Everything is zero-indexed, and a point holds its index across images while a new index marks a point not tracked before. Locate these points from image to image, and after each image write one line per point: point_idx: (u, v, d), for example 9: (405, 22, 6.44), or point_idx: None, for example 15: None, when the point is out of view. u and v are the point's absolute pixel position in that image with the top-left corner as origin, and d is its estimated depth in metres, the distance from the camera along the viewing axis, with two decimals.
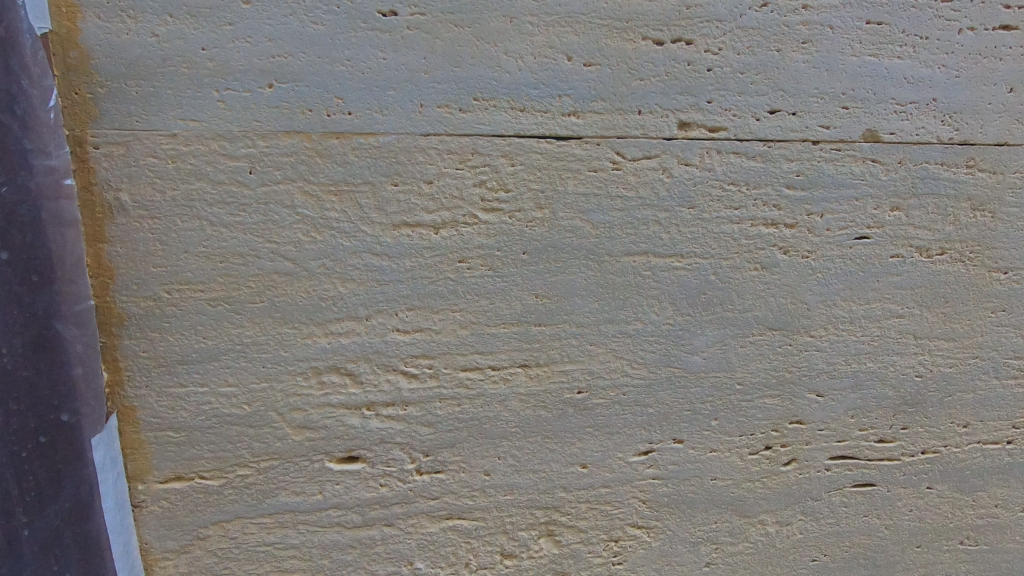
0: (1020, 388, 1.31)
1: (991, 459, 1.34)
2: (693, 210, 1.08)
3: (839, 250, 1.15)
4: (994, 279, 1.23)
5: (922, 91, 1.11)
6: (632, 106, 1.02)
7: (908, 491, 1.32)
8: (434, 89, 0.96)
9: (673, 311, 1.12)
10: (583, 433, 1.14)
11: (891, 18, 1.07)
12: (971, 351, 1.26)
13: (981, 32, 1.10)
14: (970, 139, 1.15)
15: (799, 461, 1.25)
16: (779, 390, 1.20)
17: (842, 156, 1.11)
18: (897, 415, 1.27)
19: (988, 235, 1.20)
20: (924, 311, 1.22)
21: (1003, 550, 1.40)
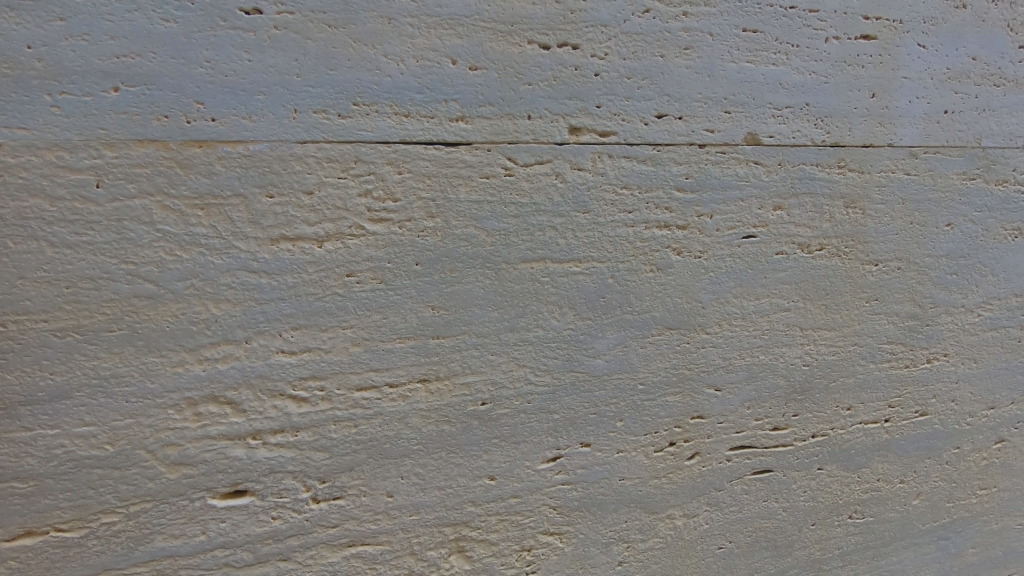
0: (893, 370, 1.42)
1: (872, 437, 1.44)
2: (588, 215, 1.08)
3: (728, 250, 1.19)
4: (866, 271, 1.32)
5: (796, 96, 1.16)
6: (521, 111, 1.00)
7: (801, 473, 1.40)
8: (308, 93, 0.90)
9: (573, 316, 1.11)
10: (489, 444, 1.12)
11: (764, 27, 1.11)
12: (850, 339, 1.35)
13: (844, 41, 1.17)
14: (839, 141, 1.22)
15: (702, 454, 1.29)
16: (679, 388, 1.23)
17: (727, 158, 1.15)
18: (789, 403, 1.34)
19: (859, 230, 1.29)
20: (808, 303, 1.29)
21: (886, 519, 1.52)
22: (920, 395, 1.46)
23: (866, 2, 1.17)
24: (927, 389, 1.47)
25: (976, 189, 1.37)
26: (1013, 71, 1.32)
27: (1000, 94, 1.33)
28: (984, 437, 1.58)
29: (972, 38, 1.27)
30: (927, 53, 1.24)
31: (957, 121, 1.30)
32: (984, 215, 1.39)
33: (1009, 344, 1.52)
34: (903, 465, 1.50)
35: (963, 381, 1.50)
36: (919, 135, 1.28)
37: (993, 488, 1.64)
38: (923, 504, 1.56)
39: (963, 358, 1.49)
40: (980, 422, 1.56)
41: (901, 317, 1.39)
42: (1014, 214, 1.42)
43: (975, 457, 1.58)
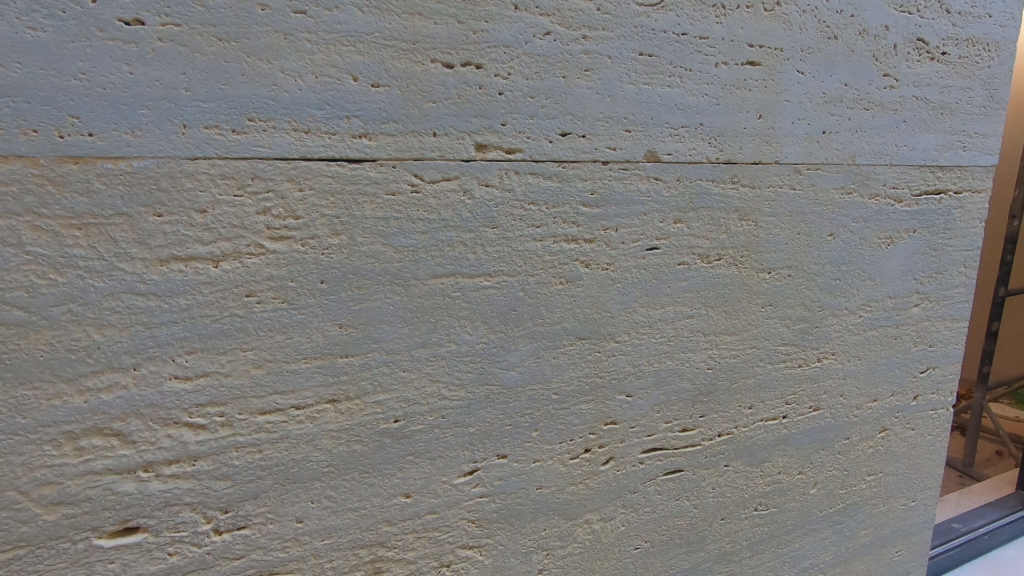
0: (788, 369, 1.53)
1: (772, 433, 1.55)
2: (497, 230, 1.10)
3: (634, 261, 1.25)
4: (760, 279, 1.43)
5: (691, 116, 1.24)
6: (426, 128, 1.01)
7: (710, 471, 1.48)
8: (199, 108, 0.86)
9: (485, 329, 1.13)
10: (404, 462, 1.11)
11: (659, 51, 1.18)
12: (749, 342, 1.45)
13: (732, 66, 1.26)
14: (731, 158, 1.31)
15: (616, 459, 1.33)
16: (592, 395, 1.27)
17: (629, 175, 1.20)
18: (695, 405, 1.41)
19: (753, 241, 1.39)
20: (709, 310, 1.37)
21: (788, 509, 1.63)
22: (813, 391, 1.59)
23: (751, 31, 1.27)
24: (819, 385, 1.59)
25: (852, 203, 1.51)
26: (880, 96, 1.47)
27: (870, 116, 1.47)
28: (870, 427, 1.73)
29: (844, 66, 1.40)
30: (805, 79, 1.36)
31: (834, 140, 1.43)
32: (861, 225, 1.54)
33: (886, 341, 1.68)
34: (801, 458, 1.62)
35: (849, 377, 1.64)
36: (802, 153, 1.40)
37: (879, 473, 1.79)
38: (820, 492, 1.68)
39: (849, 356, 1.63)
40: (866, 413, 1.71)
41: (793, 320, 1.50)
42: (885, 224, 1.58)
43: (863, 446, 1.73)
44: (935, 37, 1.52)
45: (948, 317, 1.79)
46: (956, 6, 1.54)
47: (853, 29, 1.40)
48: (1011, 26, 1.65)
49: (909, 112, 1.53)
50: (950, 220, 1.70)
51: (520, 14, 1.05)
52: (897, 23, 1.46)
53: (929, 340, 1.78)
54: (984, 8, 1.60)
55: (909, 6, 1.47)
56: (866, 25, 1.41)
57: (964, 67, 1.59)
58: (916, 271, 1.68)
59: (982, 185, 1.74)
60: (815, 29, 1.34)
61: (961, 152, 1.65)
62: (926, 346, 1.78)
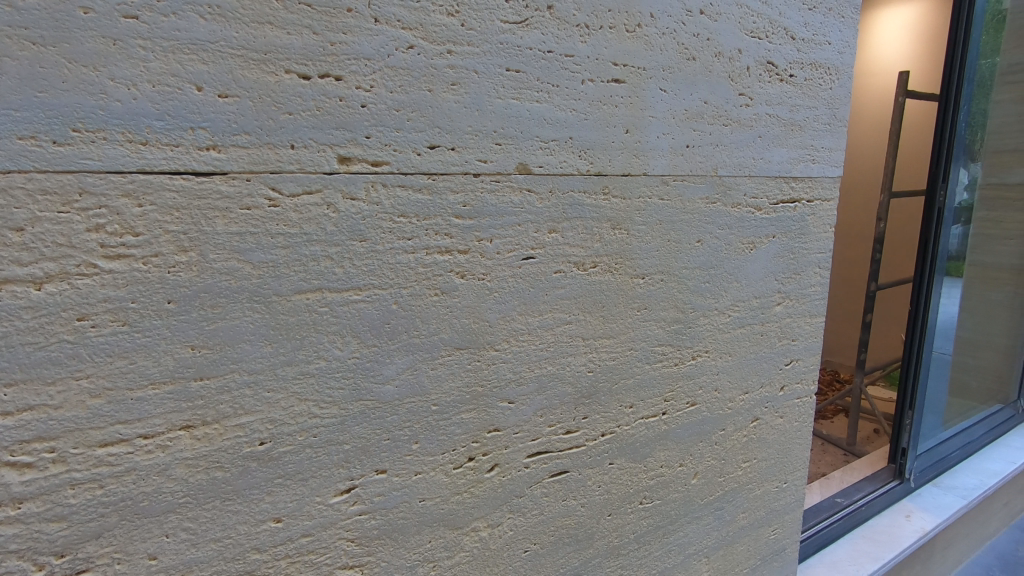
0: (665, 368, 1.63)
1: (652, 429, 1.64)
2: (365, 243, 1.09)
3: (510, 271, 1.29)
4: (635, 284, 1.51)
5: (560, 131, 1.29)
6: (282, 140, 0.98)
7: (594, 470, 1.54)
8: (11, 118, 0.79)
9: (357, 344, 1.11)
10: (273, 486, 1.07)
11: (526, 67, 1.22)
12: (626, 344, 1.53)
13: (598, 83, 1.33)
14: (602, 170, 1.38)
15: (500, 466, 1.36)
16: (473, 404, 1.29)
17: (501, 187, 1.24)
18: (577, 408, 1.47)
19: (626, 249, 1.46)
20: (587, 315, 1.43)
21: (670, 500, 1.73)
22: (689, 387, 1.69)
23: (614, 50, 1.34)
24: (694, 382, 1.70)
25: (717, 212, 1.63)
26: (737, 113, 1.60)
27: (729, 132, 1.60)
28: (742, 417, 1.87)
29: (703, 85, 1.52)
30: (668, 97, 1.46)
31: (697, 154, 1.54)
32: (725, 232, 1.66)
33: (754, 338, 1.83)
34: (681, 451, 1.72)
35: (722, 372, 1.77)
36: (668, 165, 1.49)
37: (754, 460, 1.94)
38: (700, 482, 1.80)
39: (720, 353, 1.75)
40: (738, 405, 1.85)
41: (668, 322, 1.60)
42: (748, 231, 1.72)
43: (738, 435, 1.87)
44: (783, 61, 1.68)
45: (807, 313, 1.97)
46: (800, 33, 1.71)
47: (709, 52, 1.51)
48: (848, 53, 1.85)
49: (763, 128, 1.68)
50: (805, 226, 1.88)
51: (381, 27, 1.05)
52: (749, 47, 1.59)
53: (792, 335, 1.95)
54: (826, 36, 1.78)
55: (759, 32, 1.61)
56: (721, 48, 1.53)
57: (809, 88, 1.77)
58: (777, 273, 1.84)
59: (831, 194, 1.93)
60: (675, 51, 1.44)
61: (810, 164, 1.84)
62: (790, 341, 1.95)
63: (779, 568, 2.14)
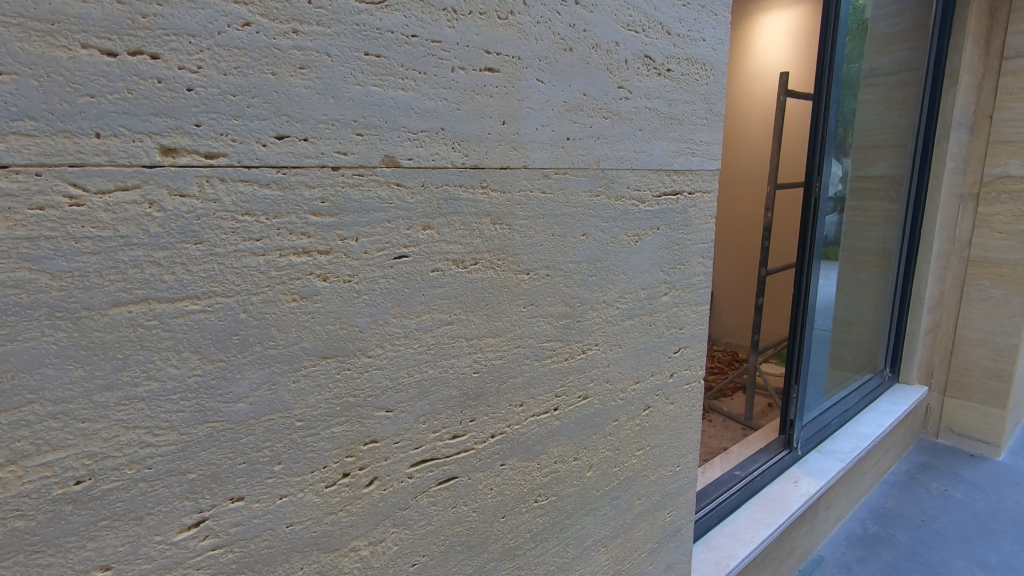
0: (555, 363, 1.61)
1: (544, 426, 1.62)
2: (201, 246, 0.96)
3: (380, 272, 1.20)
4: (519, 281, 1.47)
5: (430, 121, 1.22)
6: (84, 127, 0.84)
7: (485, 473, 1.50)
8: None
9: (198, 360, 0.99)
10: (95, 530, 0.93)
11: (387, 52, 1.14)
12: (513, 342, 1.49)
13: (470, 72, 1.27)
14: (478, 163, 1.32)
15: (380, 479, 1.28)
16: (345, 417, 1.19)
17: (365, 181, 1.15)
18: (464, 411, 1.41)
19: (508, 244, 1.42)
20: (469, 315, 1.38)
21: (566, 494, 1.73)
22: (580, 381, 1.69)
23: (485, 38, 1.29)
24: (585, 375, 1.70)
25: (600, 205, 1.63)
26: (616, 106, 1.61)
27: (609, 125, 1.60)
28: (634, 407, 1.90)
29: (580, 77, 1.50)
30: (545, 88, 1.43)
31: (577, 147, 1.53)
32: (610, 225, 1.67)
33: (642, 328, 1.86)
34: (574, 445, 1.72)
35: (612, 364, 1.79)
36: (548, 158, 1.46)
37: (647, 447, 1.99)
38: (595, 474, 1.81)
39: (610, 345, 1.77)
40: (630, 395, 1.87)
41: (555, 317, 1.58)
42: (632, 224, 1.73)
43: (630, 425, 1.90)
44: (660, 55, 1.71)
45: (692, 302, 2.04)
46: (675, 28, 1.74)
47: (586, 43, 1.50)
48: (721, 50, 1.92)
49: (643, 121, 1.70)
50: (687, 218, 1.93)
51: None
52: (626, 40, 1.60)
53: (679, 323, 2.01)
54: (700, 32, 1.83)
55: (636, 25, 1.62)
56: (598, 40, 1.53)
57: (685, 83, 1.81)
58: (662, 264, 1.88)
59: (711, 186, 2.00)
60: (550, 41, 1.41)
61: (690, 157, 1.89)
62: (677, 330, 2.00)
63: (675, 547, 2.23)
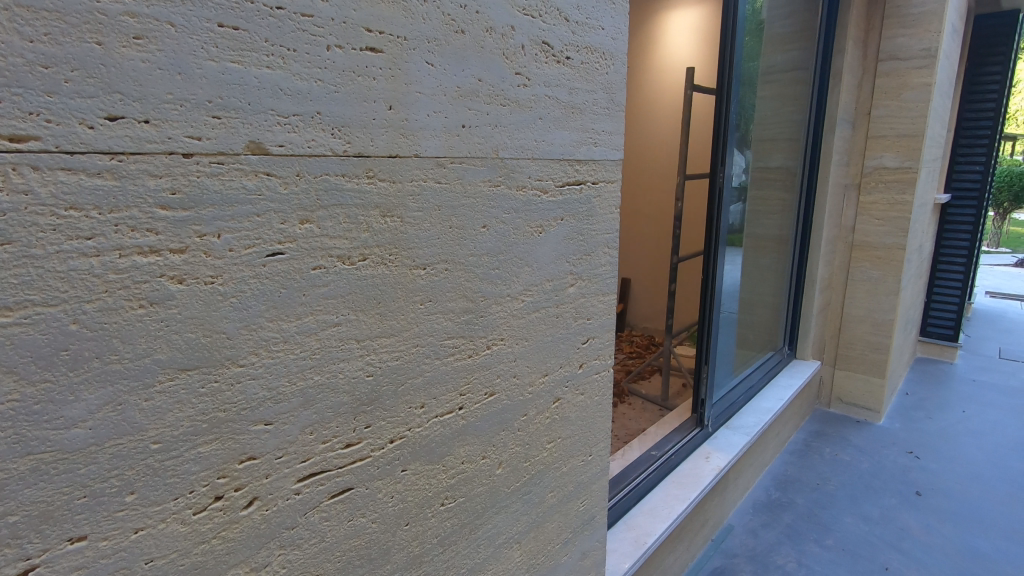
0: (458, 361, 1.55)
1: (448, 426, 1.55)
2: (11, 247, 0.81)
3: (250, 271, 1.08)
4: (415, 276, 1.39)
5: (302, 104, 1.11)
6: None
7: (384, 481, 1.41)
8: None
9: (15, 382, 0.84)
10: None
11: (246, 24, 1.02)
12: (411, 341, 1.41)
13: (348, 51, 1.17)
14: (363, 151, 1.23)
15: (261, 499, 1.16)
16: (214, 434, 1.07)
17: (227, 170, 1.02)
18: (357, 417, 1.32)
19: (400, 238, 1.33)
20: (359, 315, 1.28)
21: (475, 494, 1.68)
22: (486, 377, 1.64)
23: (365, 14, 1.19)
24: (490, 371, 1.65)
25: (501, 195, 1.58)
26: (514, 93, 1.56)
27: (507, 112, 1.55)
28: (543, 400, 1.88)
29: (474, 61, 1.43)
30: (435, 71, 1.35)
31: (474, 135, 1.46)
32: (511, 216, 1.62)
33: (549, 321, 1.84)
34: (481, 443, 1.67)
35: (519, 358, 1.75)
36: (442, 147, 1.39)
37: (558, 439, 1.98)
38: (505, 470, 1.78)
39: (516, 339, 1.73)
40: (539, 388, 1.85)
41: (456, 313, 1.51)
42: (535, 214, 1.70)
43: (540, 418, 1.88)
44: (558, 42, 1.67)
45: (599, 292, 2.04)
46: (573, 15, 1.71)
47: (478, 25, 1.43)
48: (619, 39, 1.91)
49: (543, 109, 1.66)
50: (591, 208, 1.93)
51: None
52: (521, 25, 1.55)
53: (586, 314, 2.01)
54: (599, 20, 1.81)
55: (531, 9, 1.57)
56: (492, 23, 1.46)
57: (586, 71, 1.79)
58: (567, 255, 1.86)
59: (614, 176, 2.00)
60: (439, 21, 1.33)
61: (593, 147, 1.88)
62: (585, 320, 2.00)
63: (590, 535, 2.25)
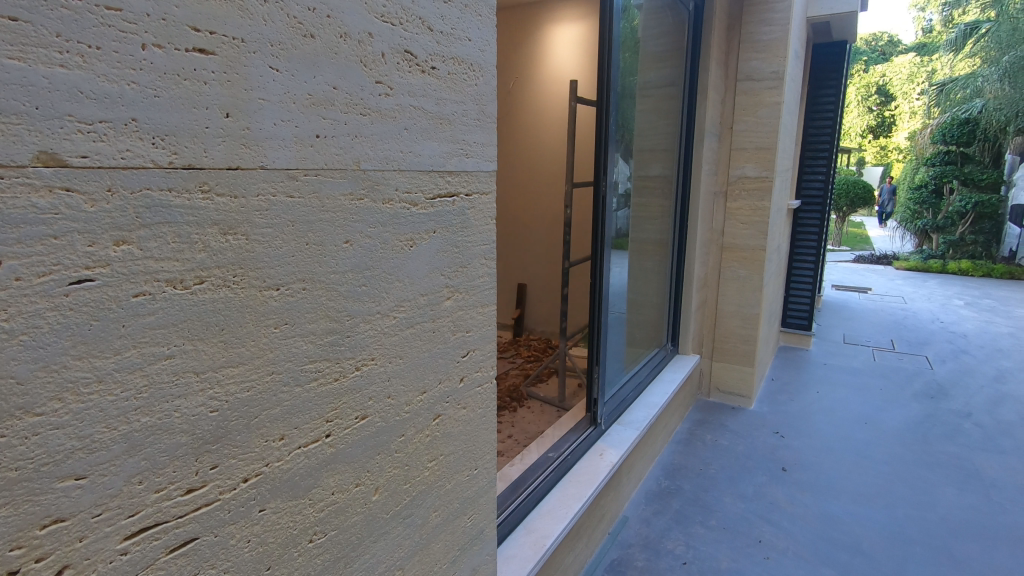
0: (322, 387, 1.45)
1: (313, 457, 1.45)
2: None
3: (48, 303, 0.93)
4: (266, 298, 1.27)
5: (112, 109, 0.98)
6: None
7: (238, 525, 1.28)
8: None
9: None
10: None
11: (29, 16, 0.87)
12: (265, 369, 1.29)
13: (171, 51, 1.05)
14: (194, 163, 1.10)
15: (74, 566, 1.00)
16: (4, 499, 0.90)
17: (9, 186, 0.87)
18: (201, 458, 1.18)
19: (245, 258, 1.22)
20: (198, 344, 1.15)
21: (349, 525, 1.59)
22: (355, 401, 1.55)
23: (190, 11, 1.07)
24: (360, 394, 1.57)
25: (365, 208, 1.51)
26: (375, 103, 1.50)
27: (368, 122, 1.48)
28: (423, 418, 1.83)
29: (328, 68, 1.35)
30: (282, 77, 1.25)
31: (330, 145, 1.38)
32: (378, 230, 1.55)
33: (425, 337, 1.79)
34: (354, 470, 1.58)
35: (394, 377, 1.68)
36: (294, 158, 1.29)
37: (441, 456, 1.93)
38: (383, 496, 1.70)
39: (389, 357, 1.66)
40: (417, 407, 1.79)
41: (318, 335, 1.42)
42: (405, 227, 1.65)
43: (419, 437, 1.82)
44: (422, 52, 1.63)
45: (478, 304, 2.02)
46: (437, 25, 1.68)
47: (330, 30, 1.35)
48: (488, 51, 1.92)
49: (408, 119, 1.61)
50: (465, 220, 1.91)
51: None
52: (381, 33, 1.49)
53: (465, 327, 1.98)
54: (464, 32, 1.80)
55: (391, 17, 1.52)
56: (346, 29, 1.39)
57: (453, 82, 1.77)
58: (442, 268, 1.82)
59: (487, 188, 2.00)
60: (284, 24, 1.24)
61: (464, 158, 1.86)
62: (464, 333, 1.97)
63: (480, 549, 2.22)
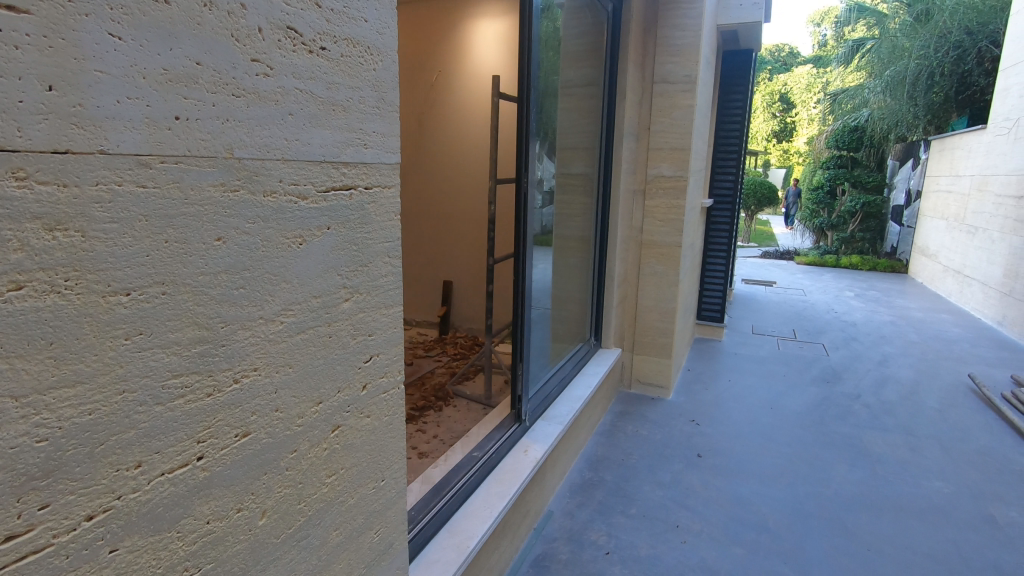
0: (190, 404, 1.27)
1: (181, 484, 1.28)
2: None
3: None
4: (113, 305, 1.09)
5: None
6: None
7: (80, 571, 1.09)
8: None
9: None
10: None
11: None
12: (113, 387, 1.11)
13: None
14: (3, 143, 0.92)
15: None
16: None
17: None
18: (24, 498, 0.99)
19: (80, 259, 1.03)
20: (16, 363, 0.96)
21: (230, 555, 1.42)
22: (234, 417, 1.39)
23: None
24: (240, 409, 1.40)
25: (241, 202, 1.34)
26: (251, 84, 1.33)
27: (242, 105, 1.31)
28: (319, 430, 1.68)
29: (188, 40, 1.18)
30: (126, 46, 1.07)
31: (194, 128, 1.21)
32: (258, 226, 1.39)
33: (319, 342, 1.64)
34: (234, 494, 1.41)
35: (282, 388, 1.53)
36: (145, 141, 1.12)
37: (341, 470, 1.79)
38: (271, 519, 1.54)
39: (276, 366, 1.50)
40: (311, 419, 1.64)
41: (184, 346, 1.24)
42: (291, 223, 1.49)
43: (314, 452, 1.67)
44: (308, 30, 1.48)
45: (380, 305, 1.89)
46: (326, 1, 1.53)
47: None
48: (387, 34, 1.79)
49: (293, 104, 1.45)
50: (365, 215, 1.77)
51: None
52: (256, 5, 1.33)
53: (367, 330, 1.84)
54: (358, 11, 1.66)
55: None
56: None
57: (346, 66, 1.63)
58: (338, 267, 1.68)
59: (389, 181, 1.86)
60: None
61: (362, 149, 1.72)
62: (365, 337, 1.83)
63: (388, 564, 2.09)
